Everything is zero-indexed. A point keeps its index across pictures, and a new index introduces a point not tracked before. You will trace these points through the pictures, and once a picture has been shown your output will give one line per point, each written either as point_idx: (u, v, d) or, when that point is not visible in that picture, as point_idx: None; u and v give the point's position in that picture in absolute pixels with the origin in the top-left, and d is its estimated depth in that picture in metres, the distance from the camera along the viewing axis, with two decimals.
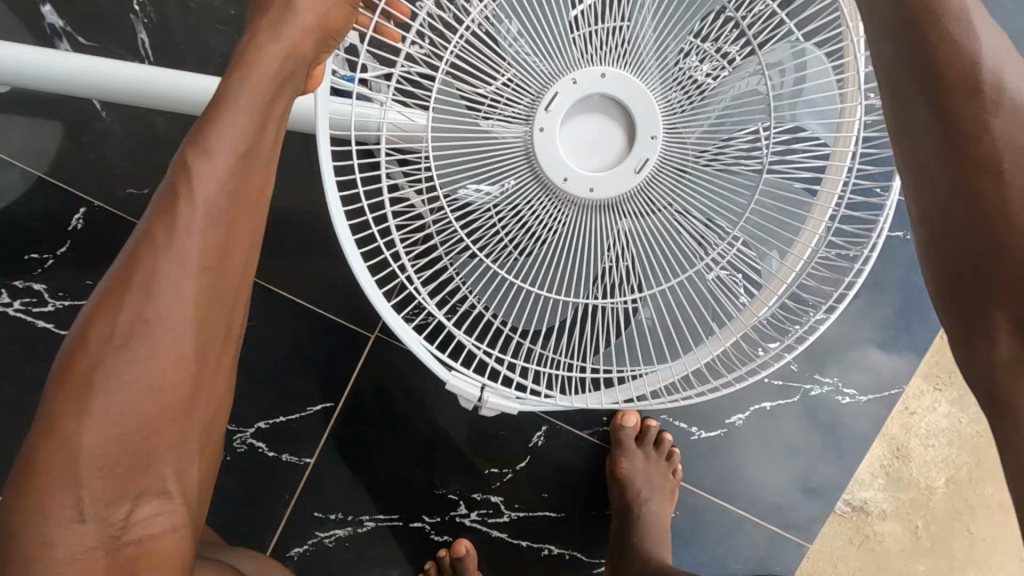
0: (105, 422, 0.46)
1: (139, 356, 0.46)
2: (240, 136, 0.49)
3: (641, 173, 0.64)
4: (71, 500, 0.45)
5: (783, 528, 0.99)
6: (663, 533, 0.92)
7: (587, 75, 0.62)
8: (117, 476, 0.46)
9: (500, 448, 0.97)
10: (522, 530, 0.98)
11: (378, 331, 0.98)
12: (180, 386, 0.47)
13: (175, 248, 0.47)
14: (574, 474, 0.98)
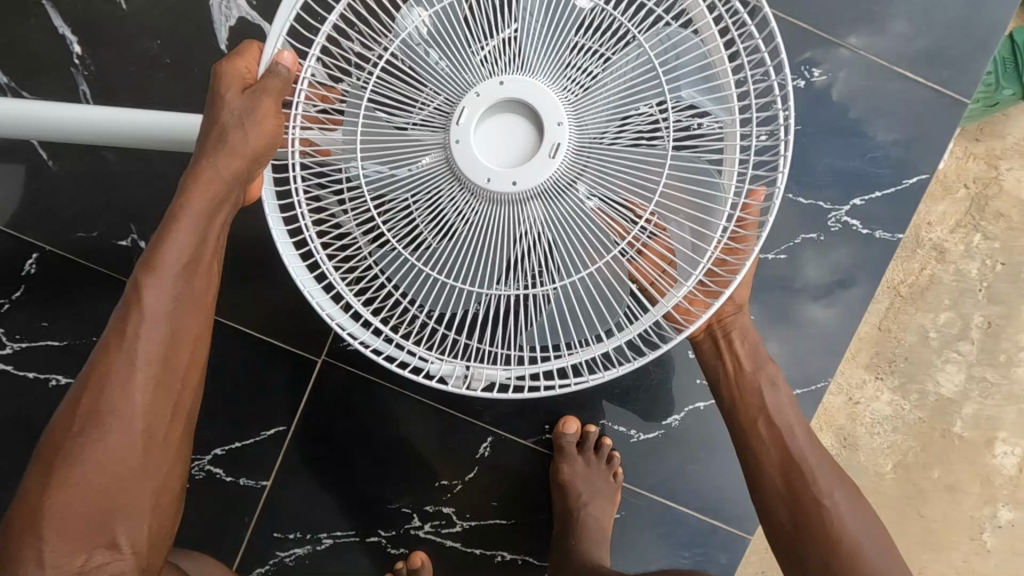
0: (72, 493, 0.57)
1: (97, 441, 0.58)
2: (184, 256, 0.61)
3: (557, 159, 0.61)
4: (36, 556, 0.57)
5: (725, 522, 1.02)
6: (602, 536, 0.97)
7: (500, 85, 0.61)
8: (76, 535, 0.58)
9: (446, 461, 1.01)
10: (475, 539, 1.02)
11: (324, 356, 1.02)
12: (137, 461, 0.59)
13: (130, 342, 0.59)
14: (519, 482, 1.02)
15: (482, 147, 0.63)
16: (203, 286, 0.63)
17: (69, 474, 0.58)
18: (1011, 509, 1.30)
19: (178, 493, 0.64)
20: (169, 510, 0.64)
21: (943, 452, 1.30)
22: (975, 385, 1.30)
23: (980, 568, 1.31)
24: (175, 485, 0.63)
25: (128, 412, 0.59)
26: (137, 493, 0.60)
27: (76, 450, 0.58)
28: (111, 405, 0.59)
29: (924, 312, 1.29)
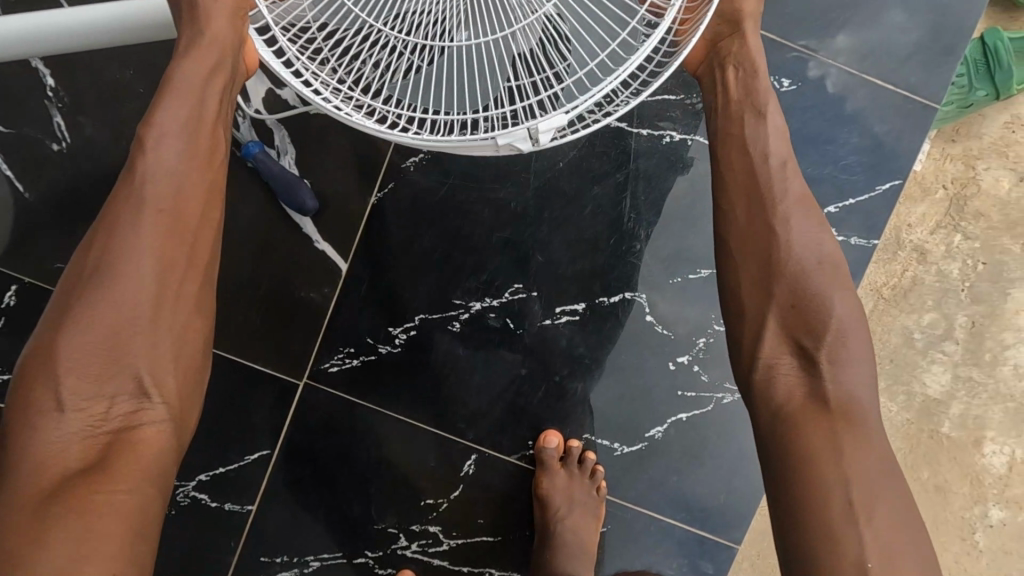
0: (89, 330, 0.63)
1: (110, 295, 0.65)
2: (180, 122, 0.69)
3: None
4: (54, 399, 0.62)
5: (711, 531, 1.03)
6: (581, 549, 0.97)
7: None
8: (100, 373, 0.63)
9: (431, 480, 1.01)
10: (462, 557, 1.02)
11: (306, 378, 1.00)
12: (144, 305, 0.65)
13: (139, 194, 0.67)
14: (504, 498, 1.02)
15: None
16: (202, 163, 0.70)
17: (84, 328, 0.63)
18: (1002, 508, 1.30)
19: (198, 344, 0.70)
20: (189, 358, 0.68)
21: (930, 453, 1.30)
22: (961, 385, 1.30)
23: (972, 568, 1.31)
24: (190, 343, 0.69)
25: (140, 256, 0.66)
26: (150, 342, 0.65)
27: (93, 302, 0.64)
28: (123, 237, 0.66)
29: (907, 314, 1.29)
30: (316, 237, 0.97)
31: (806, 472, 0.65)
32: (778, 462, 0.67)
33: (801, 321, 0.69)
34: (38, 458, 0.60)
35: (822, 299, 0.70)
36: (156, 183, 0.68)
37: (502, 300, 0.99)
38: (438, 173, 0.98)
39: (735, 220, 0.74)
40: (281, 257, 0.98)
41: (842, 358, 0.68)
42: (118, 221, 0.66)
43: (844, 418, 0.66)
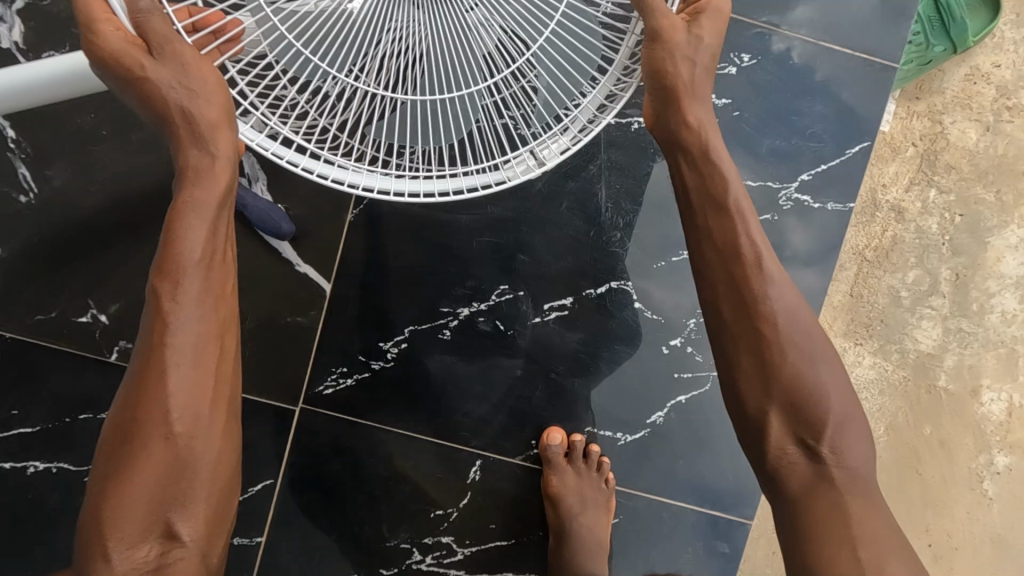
0: (129, 489, 0.61)
1: (148, 451, 0.61)
2: (199, 254, 0.61)
3: None
4: (104, 549, 0.61)
5: (723, 510, 1.03)
6: (598, 546, 0.97)
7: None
8: (142, 525, 0.62)
9: (439, 491, 1.01)
10: (478, 564, 1.01)
11: (302, 403, 0.99)
12: (183, 459, 0.62)
13: (168, 343, 0.61)
14: (514, 501, 1.02)
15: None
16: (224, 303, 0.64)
17: (123, 482, 0.61)
18: (1006, 453, 1.32)
19: (233, 473, 0.68)
20: (223, 493, 0.67)
21: (931, 407, 1.31)
22: (953, 337, 1.31)
23: (985, 516, 1.32)
24: (227, 475, 0.67)
25: (173, 411, 0.61)
26: (189, 491, 0.63)
27: (131, 458, 0.61)
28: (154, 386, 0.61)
29: (892, 273, 1.30)
30: (296, 261, 0.96)
31: (808, 498, 0.68)
32: (778, 485, 0.70)
33: (777, 360, 0.67)
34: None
35: (793, 331, 0.68)
36: (184, 332, 0.61)
37: (489, 303, 0.99)
38: None
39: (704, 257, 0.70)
40: (262, 284, 0.97)
41: (820, 381, 0.68)
42: (144, 366, 0.61)
43: (830, 446, 0.67)
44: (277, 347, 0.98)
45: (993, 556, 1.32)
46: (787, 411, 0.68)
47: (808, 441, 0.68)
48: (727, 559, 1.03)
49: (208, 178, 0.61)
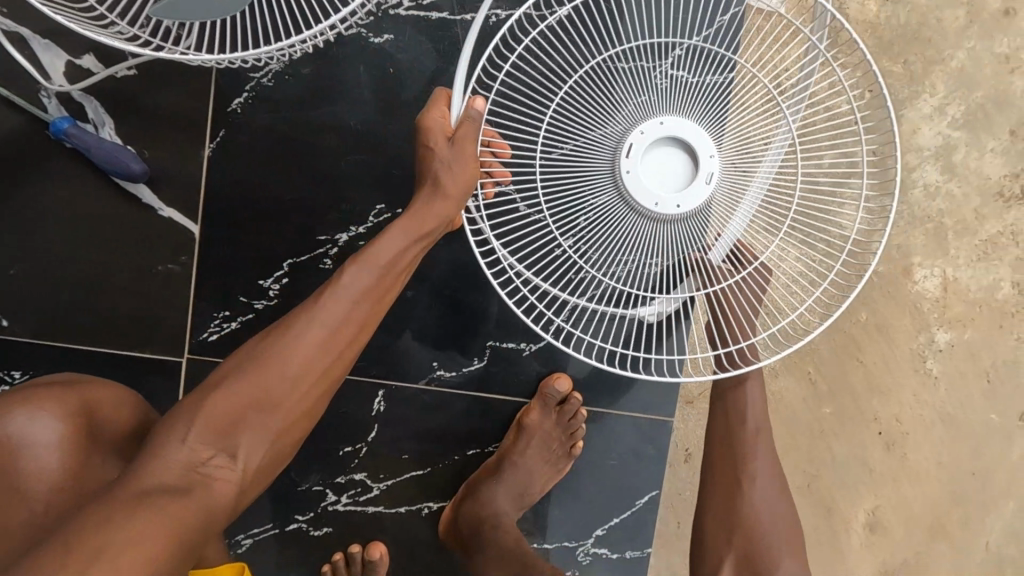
0: (240, 386, 0.68)
1: (262, 375, 0.69)
2: (388, 253, 0.74)
3: (663, 203, 0.72)
4: (185, 428, 0.65)
5: (641, 411, 1.00)
6: (521, 477, 0.95)
7: (672, 121, 0.71)
8: (216, 435, 0.65)
9: (346, 428, 0.97)
10: (396, 498, 0.98)
11: (189, 354, 0.94)
12: (274, 396, 0.69)
13: (324, 305, 0.71)
14: (427, 429, 0.98)
15: (650, 183, 0.72)
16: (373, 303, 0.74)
17: (267, 369, 0.69)
18: (947, 331, 1.26)
19: (295, 437, 0.72)
20: (282, 447, 0.72)
21: (864, 293, 1.27)
22: (878, 219, 1.24)
23: (933, 399, 1.28)
24: (289, 438, 0.72)
25: (292, 359, 0.69)
26: (269, 418, 0.69)
27: (248, 371, 0.69)
28: (295, 338, 0.70)
29: None
30: (158, 205, 0.92)
31: None
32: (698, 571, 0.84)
33: (741, 499, 0.84)
34: (150, 466, 0.61)
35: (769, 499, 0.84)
36: (353, 284, 0.72)
37: (367, 226, 0.94)
38: (267, 109, 0.92)
39: (720, 443, 0.87)
40: (128, 234, 0.92)
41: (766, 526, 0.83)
42: (356, 287, 0.72)
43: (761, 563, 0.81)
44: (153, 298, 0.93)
45: (944, 436, 1.28)
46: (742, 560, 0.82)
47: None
48: (651, 461, 1.01)
49: (410, 220, 0.74)
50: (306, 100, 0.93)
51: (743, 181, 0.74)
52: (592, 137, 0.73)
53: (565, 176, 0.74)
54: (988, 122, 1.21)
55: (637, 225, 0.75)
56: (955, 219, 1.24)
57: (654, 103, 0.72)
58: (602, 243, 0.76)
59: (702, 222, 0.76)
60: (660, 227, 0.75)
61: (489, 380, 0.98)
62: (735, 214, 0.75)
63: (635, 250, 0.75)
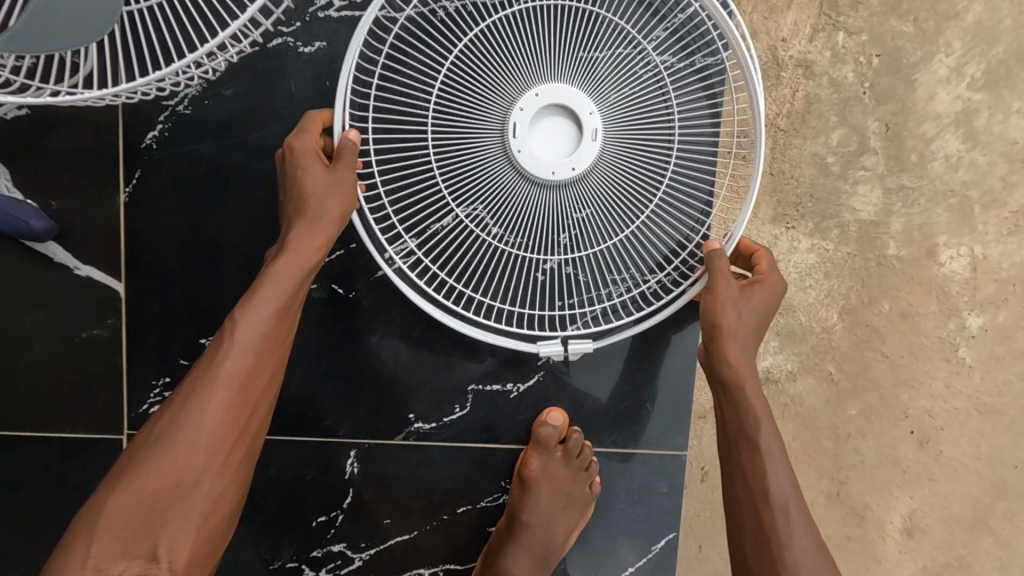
0: (138, 486, 0.57)
1: (158, 457, 0.58)
2: (278, 297, 0.63)
3: (556, 174, 0.68)
4: (85, 546, 0.55)
5: (649, 447, 0.89)
6: (539, 527, 0.84)
7: (549, 88, 0.67)
8: (125, 539, 0.56)
9: (318, 495, 0.86)
10: (381, 568, 0.87)
11: (129, 428, 0.82)
12: (187, 478, 0.59)
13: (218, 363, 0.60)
14: (409, 488, 0.87)
15: (541, 156, 0.69)
16: (277, 348, 0.64)
17: (163, 453, 0.58)
18: (979, 314, 1.09)
19: (223, 521, 0.62)
20: (215, 530, 0.62)
21: (884, 279, 1.10)
22: (895, 198, 1.09)
23: (968, 387, 1.10)
24: (218, 522, 0.62)
25: (196, 428, 0.59)
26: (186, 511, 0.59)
27: (146, 454, 0.58)
28: (184, 410, 0.59)
29: (812, 138, 1.09)
30: (73, 263, 0.79)
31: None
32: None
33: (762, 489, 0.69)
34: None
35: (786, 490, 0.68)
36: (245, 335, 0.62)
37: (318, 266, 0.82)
38: (189, 141, 0.79)
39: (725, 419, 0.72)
40: (42, 299, 0.79)
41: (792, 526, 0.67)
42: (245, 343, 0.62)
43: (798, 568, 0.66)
44: (80, 370, 0.80)
45: (986, 429, 1.10)
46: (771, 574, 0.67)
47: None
48: (665, 499, 0.90)
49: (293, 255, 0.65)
50: (232, 127, 0.79)
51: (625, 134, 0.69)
52: (473, 107, 0.68)
53: (450, 153, 0.69)
54: (1012, 80, 1.05)
55: (536, 204, 0.71)
56: (983, 191, 1.07)
57: (532, 69, 0.67)
58: (505, 226, 0.72)
59: (606, 174, 0.70)
60: (562, 198, 0.70)
61: (474, 427, 0.86)
62: (633, 175, 0.71)
63: (546, 229, 0.72)
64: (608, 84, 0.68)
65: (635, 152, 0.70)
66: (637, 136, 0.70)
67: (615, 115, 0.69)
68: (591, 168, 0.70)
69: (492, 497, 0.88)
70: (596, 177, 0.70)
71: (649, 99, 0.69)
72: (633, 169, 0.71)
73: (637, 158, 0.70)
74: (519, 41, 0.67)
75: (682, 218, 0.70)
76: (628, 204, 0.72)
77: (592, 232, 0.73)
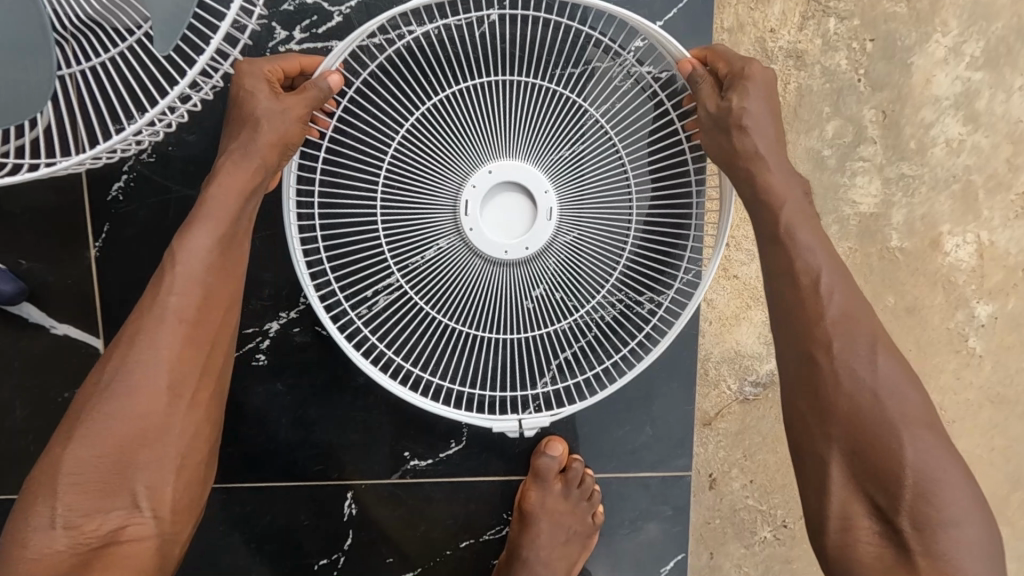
0: (95, 437, 0.56)
1: (112, 406, 0.57)
2: (205, 245, 0.61)
3: (507, 254, 0.68)
4: (51, 507, 0.55)
5: (650, 469, 0.87)
6: (541, 559, 0.83)
7: (504, 166, 0.67)
8: (95, 493, 0.56)
9: (316, 538, 0.85)
10: None
11: None
12: (147, 421, 0.58)
13: (160, 306, 0.60)
14: (408, 526, 0.85)
15: (492, 232, 0.68)
16: (224, 279, 0.63)
17: (117, 400, 0.57)
18: (987, 302, 1.05)
19: (203, 452, 0.62)
20: (195, 472, 0.62)
21: (888, 273, 1.05)
22: (896, 187, 1.04)
23: (978, 378, 1.07)
24: (197, 446, 0.62)
25: (152, 374, 0.59)
26: (157, 449, 0.59)
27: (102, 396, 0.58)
28: (134, 355, 0.58)
29: (806, 132, 1.03)
30: (49, 322, 0.77)
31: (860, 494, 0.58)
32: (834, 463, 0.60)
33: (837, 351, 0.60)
34: (27, 566, 0.54)
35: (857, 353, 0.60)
36: (187, 270, 0.60)
37: (300, 309, 0.80)
38: (154, 191, 0.77)
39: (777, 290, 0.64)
40: (22, 361, 0.78)
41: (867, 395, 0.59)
42: (190, 271, 0.61)
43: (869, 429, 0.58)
44: None
45: (996, 419, 1.08)
46: (848, 455, 0.59)
47: (879, 503, 0.57)
48: (670, 520, 0.89)
49: (229, 183, 0.62)
50: (200, 173, 0.77)
51: (579, 212, 0.69)
52: (426, 186, 0.67)
53: (400, 233, 0.69)
54: (1013, 57, 1.00)
55: (489, 282, 0.70)
56: (986, 175, 1.03)
57: (487, 147, 0.67)
58: (457, 308, 0.71)
59: (561, 255, 0.70)
60: (516, 275, 0.70)
61: (471, 461, 0.85)
62: (590, 255, 0.70)
63: (500, 307, 0.71)
64: (562, 166, 0.68)
65: (590, 232, 0.70)
66: (593, 218, 0.69)
67: (570, 194, 0.69)
68: (546, 247, 0.69)
69: (494, 530, 0.86)
70: (551, 256, 0.70)
71: (604, 178, 0.69)
72: (590, 247, 0.70)
73: (594, 237, 0.70)
74: (477, 119, 0.66)
75: (638, 287, 0.70)
76: (586, 281, 0.71)
77: (549, 311, 0.72)
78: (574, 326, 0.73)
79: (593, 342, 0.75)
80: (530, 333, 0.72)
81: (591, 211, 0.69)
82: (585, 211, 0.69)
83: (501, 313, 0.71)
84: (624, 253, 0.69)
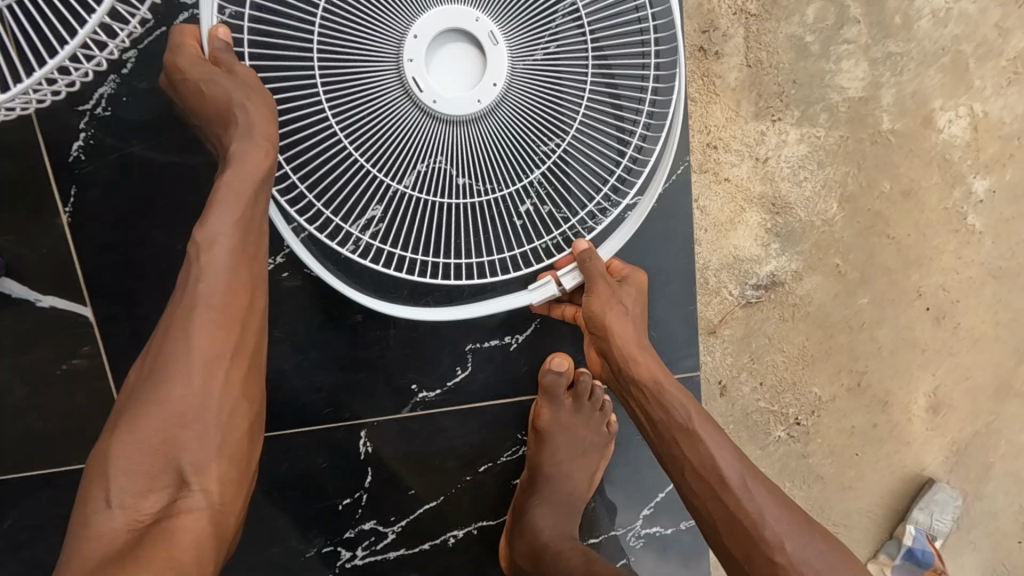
0: (139, 425, 0.53)
1: (154, 389, 0.54)
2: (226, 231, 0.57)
3: (482, 103, 0.63)
4: (105, 488, 0.52)
5: None
6: (559, 476, 0.84)
7: (426, 23, 0.61)
8: (141, 470, 0.53)
9: (337, 478, 0.85)
10: (415, 537, 0.88)
11: None
12: (188, 405, 0.54)
13: (192, 292, 0.57)
14: (425, 458, 0.86)
15: (457, 93, 0.64)
16: (249, 255, 0.59)
17: (156, 389, 0.54)
18: (984, 176, 1.02)
19: (248, 429, 0.59)
20: (241, 448, 0.58)
21: (881, 157, 1.01)
22: (884, 68, 0.99)
23: (979, 255, 1.04)
24: (244, 424, 0.58)
25: (185, 358, 0.55)
26: (199, 429, 0.54)
27: (147, 384, 0.55)
28: (171, 340, 0.55)
29: (787, 19, 0.97)
30: (33, 296, 0.76)
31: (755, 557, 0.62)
32: (718, 528, 0.65)
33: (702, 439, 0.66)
34: (82, 553, 0.50)
35: (718, 446, 0.66)
36: (214, 259, 0.57)
37: (285, 254, 0.79)
38: (115, 149, 0.74)
39: (691, 490, 0.67)
40: (13, 337, 0.76)
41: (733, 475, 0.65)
42: (215, 260, 0.57)
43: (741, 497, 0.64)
44: (71, 400, 0.79)
45: (1000, 293, 1.05)
46: (726, 515, 0.64)
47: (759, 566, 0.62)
48: None
49: (241, 170, 0.58)
50: (159, 124, 0.74)
51: (527, 44, 0.64)
52: (363, 61, 0.61)
53: (373, 138, 0.64)
54: None
55: (471, 143, 0.65)
56: (976, 43, 0.99)
57: (403, 12, 0.61)
58: (443, 174, 0.66)
59: (529, 86, 0.65)
60: (503, 119, 0.65)
61: (479, 387, 0.85)
62: (559, 83, 0.65)
63: (484, 165, 0.66)
64: None
65: (546, 55, 0.64)
66: (540, 34, 0.64)
67: (510, 29, 0.63)
68: (510, 90, 0.64)
69: (511, 451, 0.87)
70: (521, 94, 0.65)
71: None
72: (554, 75, 0.65)
73: (554, 65, 0.64)
74: None
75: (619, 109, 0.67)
76: (567, 111, 0.66)
77: (540, 155, 0.67)
78: (568, 165, 0.69)
79: (589, 175, 0.70)
80: (527, 181, 0.68)
81: (538, 31, 0.63)
82: (533, 40, 0.64)
83: (491, 176, 0.67)
84: (589, 74, 0.64)
